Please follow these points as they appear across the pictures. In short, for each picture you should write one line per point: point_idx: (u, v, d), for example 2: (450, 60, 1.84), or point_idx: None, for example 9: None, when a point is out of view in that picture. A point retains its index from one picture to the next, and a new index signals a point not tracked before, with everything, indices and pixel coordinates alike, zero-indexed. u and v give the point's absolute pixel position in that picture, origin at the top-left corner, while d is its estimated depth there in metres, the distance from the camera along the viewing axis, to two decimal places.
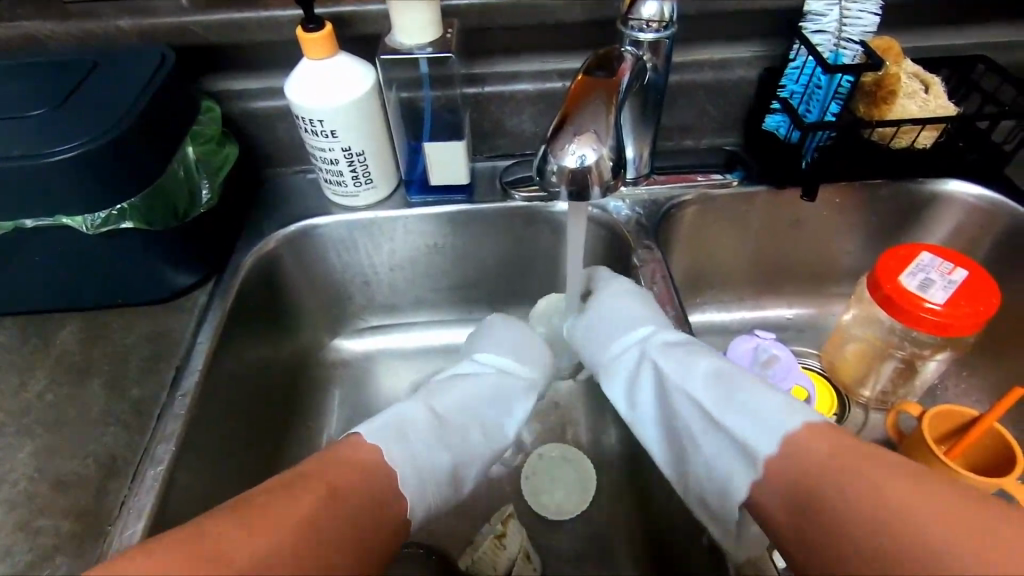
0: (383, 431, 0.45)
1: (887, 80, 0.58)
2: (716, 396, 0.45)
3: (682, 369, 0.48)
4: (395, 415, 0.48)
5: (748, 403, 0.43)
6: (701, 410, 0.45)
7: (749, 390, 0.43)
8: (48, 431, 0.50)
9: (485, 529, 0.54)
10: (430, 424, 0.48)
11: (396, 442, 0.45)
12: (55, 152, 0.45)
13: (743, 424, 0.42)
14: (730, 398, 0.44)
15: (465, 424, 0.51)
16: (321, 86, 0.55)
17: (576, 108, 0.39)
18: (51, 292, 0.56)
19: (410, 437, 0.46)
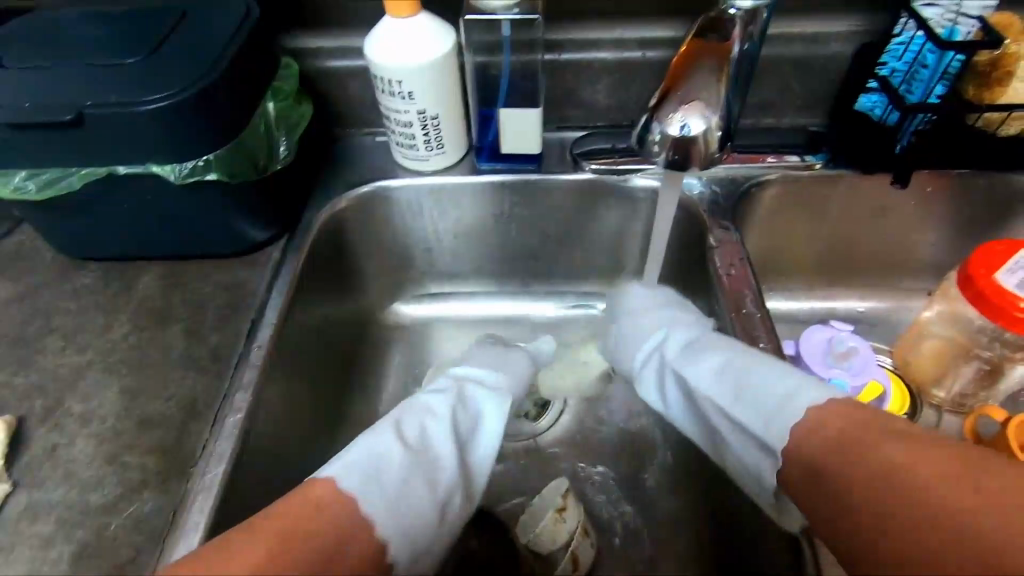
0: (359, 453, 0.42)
1: (1004, 60, 0.53)
2: (736, 382, 0.45)
3: (709, 350, 0.50)
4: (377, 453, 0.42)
5: (760, 384, 0.43)
6: (726, 383, 0.46)
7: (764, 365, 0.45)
8: (131, 372, 0.52)
9: (545, 497, 0.55)
10: (402, 449, 0.44)
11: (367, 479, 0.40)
12: (151, 100, 0.46)
13: (760, 409, 0.43)
14: (753, 374, 0.45)
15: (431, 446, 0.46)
16: (402, 45, 0.54)
17: (685, 76, 0.39)
18: (135, 239, 0.57)
19: (381, 475, 0.41)
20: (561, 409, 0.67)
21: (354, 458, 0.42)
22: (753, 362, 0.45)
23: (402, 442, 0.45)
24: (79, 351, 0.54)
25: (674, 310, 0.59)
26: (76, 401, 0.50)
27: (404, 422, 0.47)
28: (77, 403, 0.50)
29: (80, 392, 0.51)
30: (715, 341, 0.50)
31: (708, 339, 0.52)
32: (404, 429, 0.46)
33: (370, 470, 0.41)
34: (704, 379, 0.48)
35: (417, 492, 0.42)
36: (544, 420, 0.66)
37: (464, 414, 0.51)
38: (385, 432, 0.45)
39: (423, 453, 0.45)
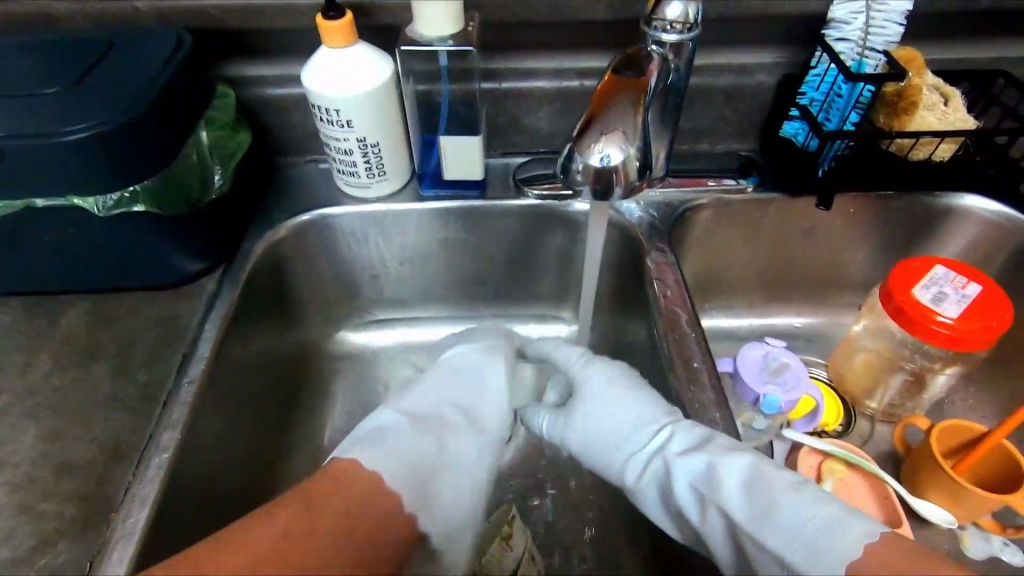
0: (370, 454, 0.46)
1: (908, 91, 0.58)
2: (750, 555, 0.40)
3: (731, 492, 0.41)
4: (398, 438, 0.48)
5: (786, 521, 0.39)
6: (746, 526, 0.40)
7: (794, 514, 0.39)
8: (52, 414, 0.49)
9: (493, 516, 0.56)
10: (403, 425, 0.50)
11: (401, 470, 0.46)
12: (69, 132, 0.44)
13: (795, 548, 0.38)
14: (765, 550, 0.39)
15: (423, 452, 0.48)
16: (339, 73, 0.54)
17: (605, 107, 0.40)
18: (59, 274, 0.55)
19: (384, 437, 0.48)
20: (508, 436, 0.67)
21: (391, 447, 0.47)
22: (774, 486, 0.41)
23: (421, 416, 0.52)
24: None
25: (626, 400, 0.51)
26: None
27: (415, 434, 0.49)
28: None
29: None
30: (726, 495, 0.41)
31: (727, 490, 0.42)
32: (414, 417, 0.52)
33: (401, 451, 0.47)
34: (708, 538, 0.43)
35: (426, 449, 0.49)
36: None
37: (458, 378, 0.57)
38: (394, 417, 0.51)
39: (417, 446, 0.48)
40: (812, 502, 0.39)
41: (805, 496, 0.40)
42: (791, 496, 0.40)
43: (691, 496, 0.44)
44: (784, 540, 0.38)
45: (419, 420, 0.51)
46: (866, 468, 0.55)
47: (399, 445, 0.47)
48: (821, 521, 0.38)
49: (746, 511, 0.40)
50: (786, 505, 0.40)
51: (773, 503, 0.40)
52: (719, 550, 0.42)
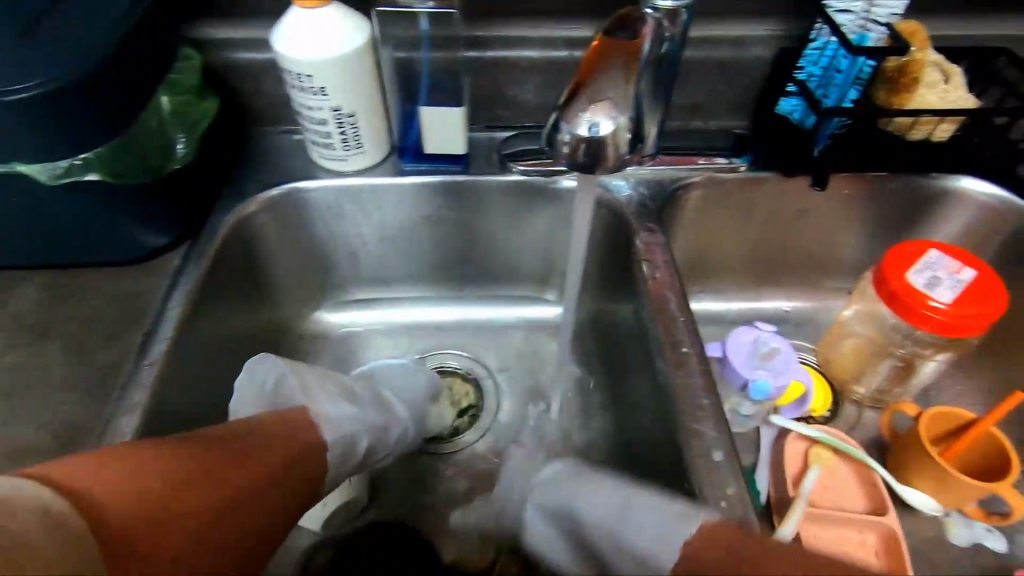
0: (312, 417, 0.49)
1: (911, 66, 0.55)
2: (584, 529, 0.41)
3: (596, 515, 0.41)
4: (324, 410, 0.51)
5: (631, 530, 0.38)
6: (598, 527, 0.40)
7: (640, 517, 0.38)
8: (1, 396, 0.46)
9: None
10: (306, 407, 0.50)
11: (311, 419, 0.48)
12: (15, 90, 0.40)
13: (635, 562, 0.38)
14: (616, 518, 0.40)
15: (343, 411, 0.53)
16: (311, 35, 0.51)
17: (595, 72, 0.37)
18: (9, 247, 0.51)
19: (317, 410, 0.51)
20: (490, 421, 0.65)
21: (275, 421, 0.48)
22: (613, 526, 0.39)
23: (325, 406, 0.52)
24: None
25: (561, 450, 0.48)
26: None
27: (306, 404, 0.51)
28: None
29: None
30: (594, 515, 0.41)
31: (590, 526, 0.41)
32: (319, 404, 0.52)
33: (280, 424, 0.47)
34: (570, 508, 0.43)
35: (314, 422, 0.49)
36: (472, 434, 0.64)
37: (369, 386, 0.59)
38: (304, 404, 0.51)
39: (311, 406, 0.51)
40: (641, 523, 0.38)
41: (627, 509, 0.39)
42: (630, 522, 0.38)
43: (578, 504, 0.42)
44: (646, 535, 0.37)
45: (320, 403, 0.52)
46: (854, 455, 0.56)
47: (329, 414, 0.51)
48: (652, 551, 0.37)
49: (603, 520, 0.40)
50: (606, 524, 0.40)
51: (609, 534, 0.39)
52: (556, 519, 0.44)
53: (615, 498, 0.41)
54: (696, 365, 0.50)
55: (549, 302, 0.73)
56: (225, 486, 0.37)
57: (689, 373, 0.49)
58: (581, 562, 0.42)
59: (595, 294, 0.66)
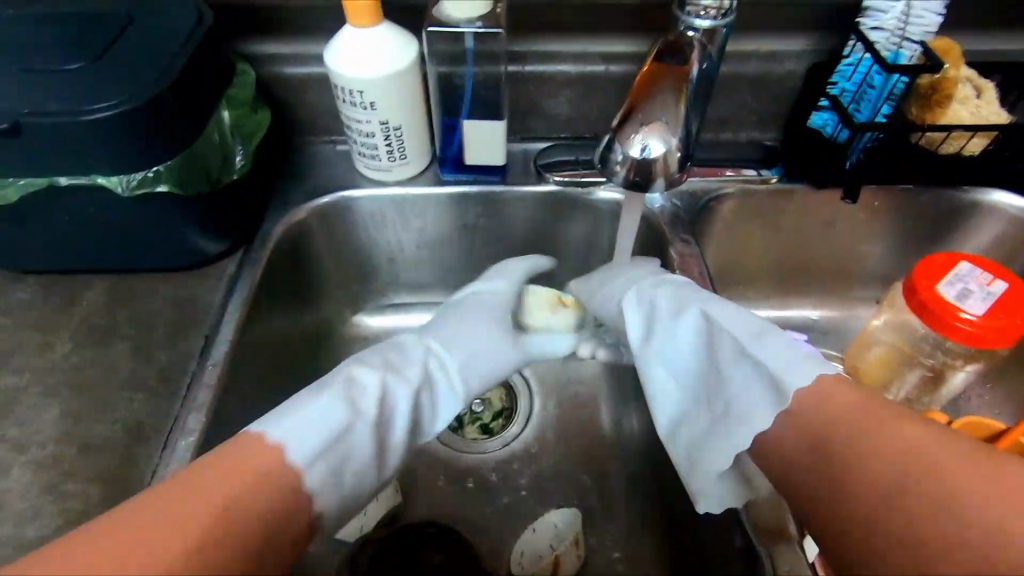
0: (291, 426, 0.37)
1: (943, 84, 0.56)
2: (687, 388, 0.48)
3: (716, 338, 0.46)
4: (325, 415, 0.39)
5: (763, 356, 0.43)
6: (718, 394, 0.45)
7: (744, 378, 0.43)
8: (73, 394, 0.49)
9: (546, 519, 0.57)
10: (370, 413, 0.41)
11: (309, 430, 0.38)
12: (95, 109, 0.43)
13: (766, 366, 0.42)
14: (718, 385, 0.45)
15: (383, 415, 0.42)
16: (364, 54, 0.53)
17: (646, 96, 0.39)
18: (78, 253, 0.54)
19: (307, 425, 0.38)
20: (524, 424, 0.67)
21: (304, 427, 0.38)
22: (752, 342, 0.44)
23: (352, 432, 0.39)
24: (15, 372, 0.51)
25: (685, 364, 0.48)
26: (11, 426, 0.47)
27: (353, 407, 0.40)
28: (13, 429, 0.47)
29: (16, 415, 0.48)
30: (710, 365, 0.47)
31: (711, 356, 0.47)
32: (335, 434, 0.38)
33: (304, 442, 0.37)
34: (674, 332, 0.49)
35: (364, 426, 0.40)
36: (512, 429, 0.67)
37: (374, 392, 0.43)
38: (334, 403, 0.39)
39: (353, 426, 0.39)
40: (765, 350, 0.43)
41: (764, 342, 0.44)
42: (743, 362, 0.44)
43: (675, 367, 0.49)
44: (753, 400, 0.42)
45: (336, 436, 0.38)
46: None
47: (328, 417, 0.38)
48: (772, 370, 0.41)
49: (710, 368, 0.47)
50: (750, 351, 0.43)
51: (738, 356, 0.44)
52: (665, 406, 0.48)
53: (740, 322, 0.46)
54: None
55: None
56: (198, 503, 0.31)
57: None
58: (662, 408, 0.49)
59: None
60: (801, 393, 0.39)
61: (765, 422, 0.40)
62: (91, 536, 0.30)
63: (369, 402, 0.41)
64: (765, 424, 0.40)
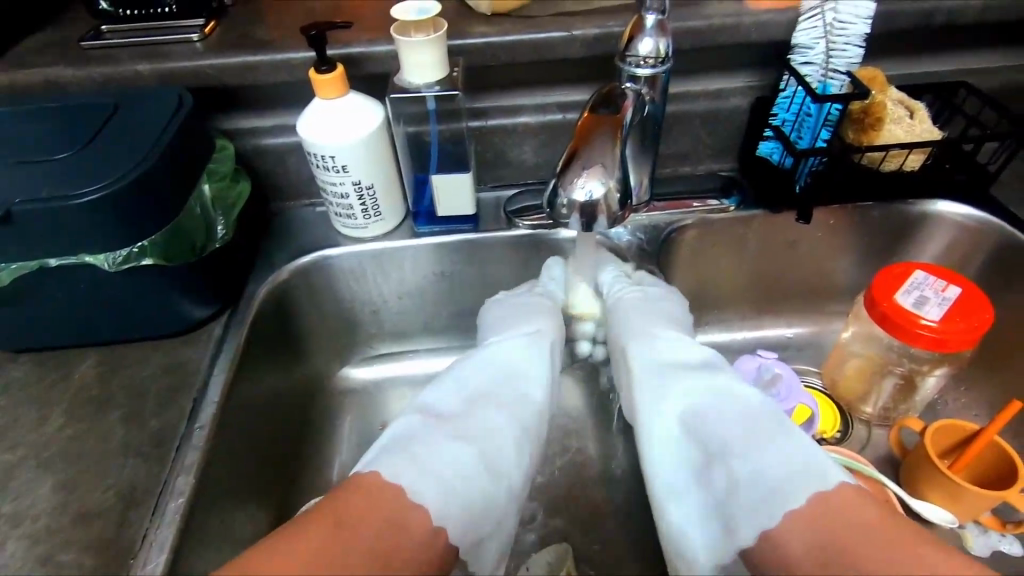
0: (412, 471, 0.42)
1: (874, 108, 0.60)
2: (676, 457, 0.49)
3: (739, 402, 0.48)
4: (431, 443, 0.45)
5: (788, 451, 0.43)
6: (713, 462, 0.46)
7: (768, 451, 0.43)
8: (67, 465, 0.51)
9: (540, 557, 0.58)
10: (427, 427, 0.47)
11: (405, 458, 0.43)
12: (81, 194, 0.47)
13: (784, 463, 0.42)
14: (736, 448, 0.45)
15: (489, 423, 0.50)
16: (333, 124, 0.57)
17: (585, 144, 0.43)
18: (70, 328, 0.57)
19: (414, 445, 0.45)
20: None
21: (421, 459, 0.43)
22: (782, 430, 0.45)
23: (480, 434, 0.48)
24: (10, 448, 0.52)
25: (693, 398, 0.50)
26: (7, 501, 0.48)
27: (463, 407, 0.51)
28: (8, 503, 0.48)
29: (11, 491, 0.49)
30: (702, 434, 0.48)
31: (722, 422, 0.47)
32: (464, 428, 0.48)
33: (437, 471, 0.43)
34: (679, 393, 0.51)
35: (451, 450, 0.45)
36: None
37: (491, 378, 0.55)
38: (417, 416, 0.49)
39: (483, 429, 0.49)
40: (803, 443, 0.44)
41: (788, 435, 0.45)
42: (778, 439, 0.44)
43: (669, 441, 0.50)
44: (773, 466, 0.42)
45: (467, 429, 0.48)
46: (862, 471, 0.56)
47: (438, 451, 0.44)
48: (806, 458, 0.42)
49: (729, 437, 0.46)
50: (792, 442, 0.44)
51: (777, 433, 0.45)
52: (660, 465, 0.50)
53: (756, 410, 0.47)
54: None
55: None
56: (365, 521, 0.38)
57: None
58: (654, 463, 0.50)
59: None
60: (842, 487, 0.40)
61: (801, 497, 0.40)
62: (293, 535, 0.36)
63: (445, 415, 0.50)
64: (800, 500, 0.40)
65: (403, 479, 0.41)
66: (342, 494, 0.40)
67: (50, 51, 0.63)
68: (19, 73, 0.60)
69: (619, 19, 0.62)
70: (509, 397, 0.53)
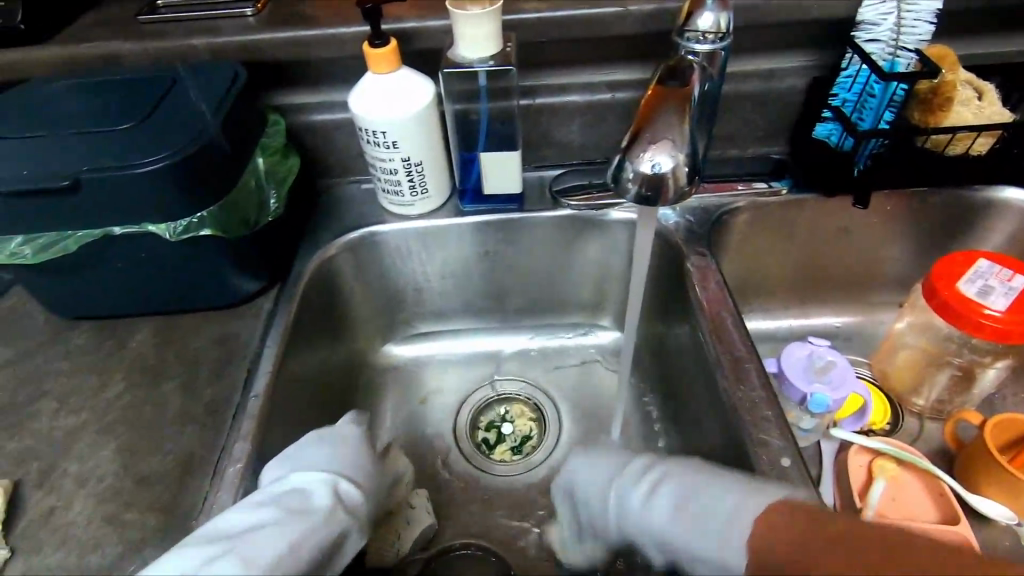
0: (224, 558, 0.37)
1: (943, 88, 0.57)
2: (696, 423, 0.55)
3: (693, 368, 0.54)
4: (247, 535, 0.39)
5: None
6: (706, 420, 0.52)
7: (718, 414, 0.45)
8: (127, 430, 0.52)
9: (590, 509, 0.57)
10: (282, 507, 0.42)
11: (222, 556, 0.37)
12: (146, 162, 0.47)
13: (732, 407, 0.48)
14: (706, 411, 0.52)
15: (321, 506, 0.44)
16: (384, 99, 0.57)
17: (651, 118, 0.42)
18: (127, 297, 0.58)
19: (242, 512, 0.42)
20: (556, 437, 0.70)
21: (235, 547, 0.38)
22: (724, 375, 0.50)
23: (305, 507, 0.43)
24: (73, 412, 0.54)
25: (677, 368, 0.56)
26: (72, 462, 0.50)
27: (306, 483, 0.46)
28: (73, 465, 0.50)
29: (75, 452, 0.51)
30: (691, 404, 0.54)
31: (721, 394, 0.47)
32: (286, 499, 0.43)
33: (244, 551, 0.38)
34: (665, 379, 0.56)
35: (263, 527, 0.40)
36: (541, 448, 0.69)
37: (311, 463, 0.49)
38: (258, 500, 0.43)
39: (315, 505, 0.44)
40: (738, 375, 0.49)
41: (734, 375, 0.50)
42: (721, 391, 0.50)
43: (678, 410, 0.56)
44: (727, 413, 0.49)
45: (289, 502, 0.43)
46: (917, 463, 0.57)
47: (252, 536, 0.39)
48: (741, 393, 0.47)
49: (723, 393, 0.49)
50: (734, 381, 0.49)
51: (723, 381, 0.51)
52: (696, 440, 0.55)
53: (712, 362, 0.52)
54: (757, 380, 0.53)
55: (606, 328, 0.77)
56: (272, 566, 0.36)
57: (751, 387, 0.52)
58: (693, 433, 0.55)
59: (651, 314, 0.69)
60: None
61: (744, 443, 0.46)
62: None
63: (305, 490, 0.45)
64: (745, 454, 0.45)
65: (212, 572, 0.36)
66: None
67: (107, 26, 0.64)
68: (78, 48, 0.61)
69: None
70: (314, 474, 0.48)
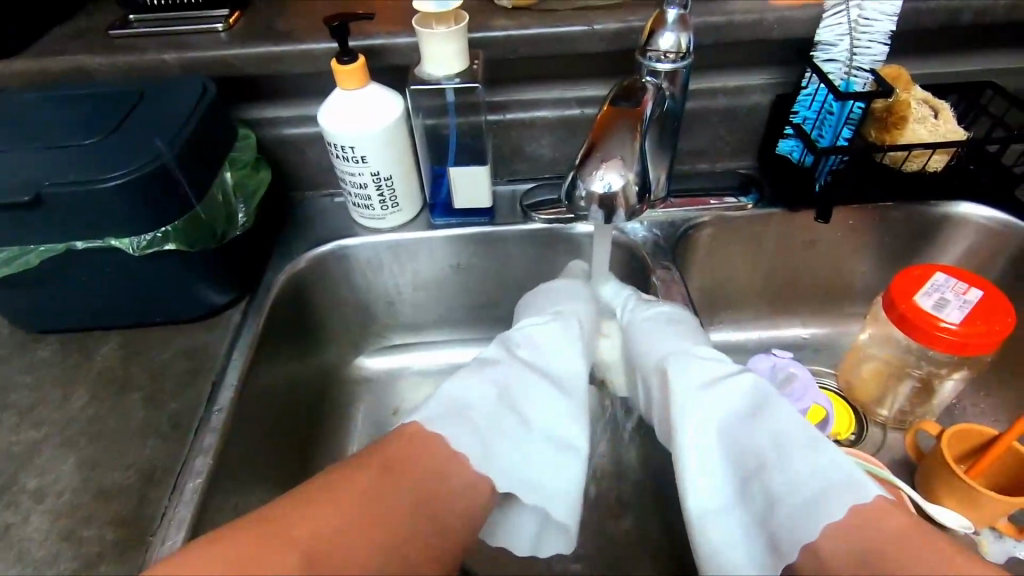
0: (456, 430, 0.46)
1: (897, 107, 0.60)
2: (709, 471, 0.46)
3: (765, 410, 0.47)
4: (473, 387, 0.50)
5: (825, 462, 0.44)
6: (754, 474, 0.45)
7: (800, 459, 0.44)
8: (89, 443, 0.52)
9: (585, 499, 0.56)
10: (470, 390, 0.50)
11: (452, 421, 0.47)
12: (108, 178, 0.48)
13: (810, 474, 0.44)
14: (770, 466, 0.45)
15: (527, 378, 0.53)
16: (352, 115, 0.58)
17: (605, 136, 0.43)
18: (91, 310, 0.58)
19: (471, 414, 0.48)
20: None
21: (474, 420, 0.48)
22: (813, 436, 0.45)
23: (517, 381, 0.52)
24: (35, 426, 0.53)
25: (723, 395, 0.48)
26: (31, 476, 0.50)
27: (498, 356, 0.55)
28: (33, 479, 0.49)
29: (35, 467, 0.50)
30: (733, 451, 0.46)
31: (762, 427, 0.46)
32: (497, 374, 0.52)
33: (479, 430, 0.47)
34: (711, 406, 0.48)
35: (483, 397, 0.50)
36: None
37: (530, 348, 0.56)
38: (476, 391, 0.50)
39: (524, 385, 0.52)
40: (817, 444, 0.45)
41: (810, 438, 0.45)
42: (811, 449, 0.44)
43: (698, 461, 0.46)
44: (813, 477, 0.43)
45: (503, 375, 0.52)
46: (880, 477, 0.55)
47: (479, 399, 0.49)
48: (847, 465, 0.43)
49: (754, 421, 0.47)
50: (826, 444, 0.44)
51: (809, 442, 0.45)
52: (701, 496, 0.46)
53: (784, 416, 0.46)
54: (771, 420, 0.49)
55: None
56: (374, 513, 0.41)
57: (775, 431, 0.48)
58: (696, 489, 0.46)
59: None
60: (880, 498, 0.42)
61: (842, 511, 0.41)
62: (324, 494, 0.41)
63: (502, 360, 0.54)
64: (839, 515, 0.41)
65: (443, 430, 0.46)
66: (389, 440, 0.45)
67: (80, 38, 0.65)
68: (49, 61, 0.62)
69: (640, 13, 0.62)
70: (544, 354, 0.56)
